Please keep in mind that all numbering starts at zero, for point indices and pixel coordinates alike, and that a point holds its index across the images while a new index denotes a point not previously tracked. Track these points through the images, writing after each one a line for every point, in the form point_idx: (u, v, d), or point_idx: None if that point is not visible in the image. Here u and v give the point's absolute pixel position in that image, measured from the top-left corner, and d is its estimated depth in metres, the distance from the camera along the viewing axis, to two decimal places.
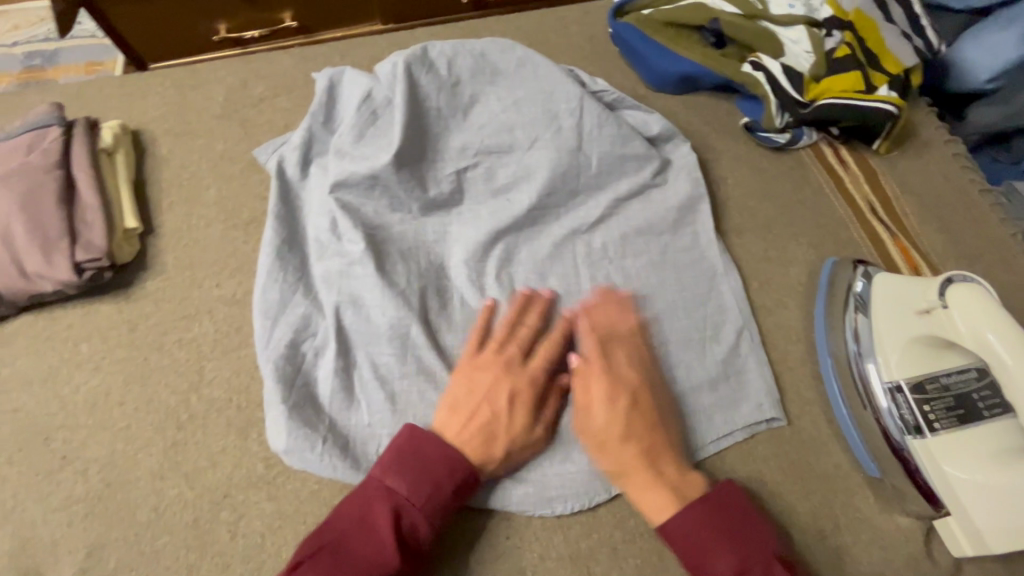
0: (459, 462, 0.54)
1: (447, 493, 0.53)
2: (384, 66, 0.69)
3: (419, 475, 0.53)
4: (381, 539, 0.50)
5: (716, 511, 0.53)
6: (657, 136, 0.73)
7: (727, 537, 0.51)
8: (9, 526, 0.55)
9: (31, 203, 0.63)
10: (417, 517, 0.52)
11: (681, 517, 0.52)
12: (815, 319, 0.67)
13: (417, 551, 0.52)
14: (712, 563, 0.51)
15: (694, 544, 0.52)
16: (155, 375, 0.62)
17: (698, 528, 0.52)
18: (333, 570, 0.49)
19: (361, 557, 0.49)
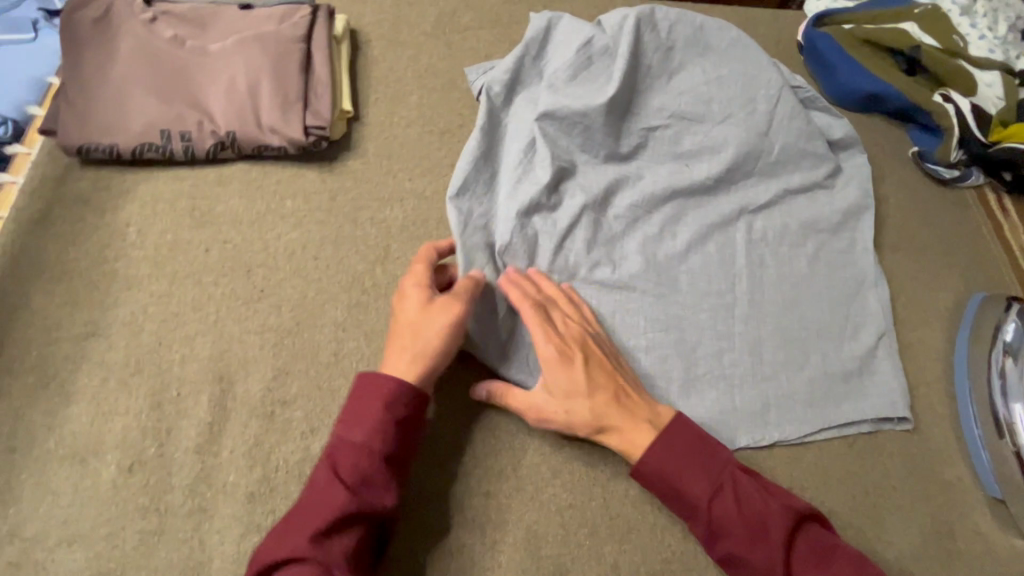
0: (381, 389, 0.52)
1: (378, 419, 0.51)
2: (612, 17, 0.74)
3: (349, 416, 0.52)
4: (324, 489, 0.48)
5: (671, 445, 0.53)
6: (837, 141, 0.77)
7: (693, 463, 0.53)
8: (209, 336, 0.62)
9: (280, 66, 0.70)
10: (355, 456, 0.50)
11: (653, 458, 0.53)
12: (957, 344, 0.69)
13: (371, 487, 0.49)
14: (688, 492, 0.52)
15: (667, 478, 0.53)
16: (347, 243, 0.68)
17: (669, 462, 0.52)
18: (286, 530, 0.47)
19: (310, 510, 0.48)
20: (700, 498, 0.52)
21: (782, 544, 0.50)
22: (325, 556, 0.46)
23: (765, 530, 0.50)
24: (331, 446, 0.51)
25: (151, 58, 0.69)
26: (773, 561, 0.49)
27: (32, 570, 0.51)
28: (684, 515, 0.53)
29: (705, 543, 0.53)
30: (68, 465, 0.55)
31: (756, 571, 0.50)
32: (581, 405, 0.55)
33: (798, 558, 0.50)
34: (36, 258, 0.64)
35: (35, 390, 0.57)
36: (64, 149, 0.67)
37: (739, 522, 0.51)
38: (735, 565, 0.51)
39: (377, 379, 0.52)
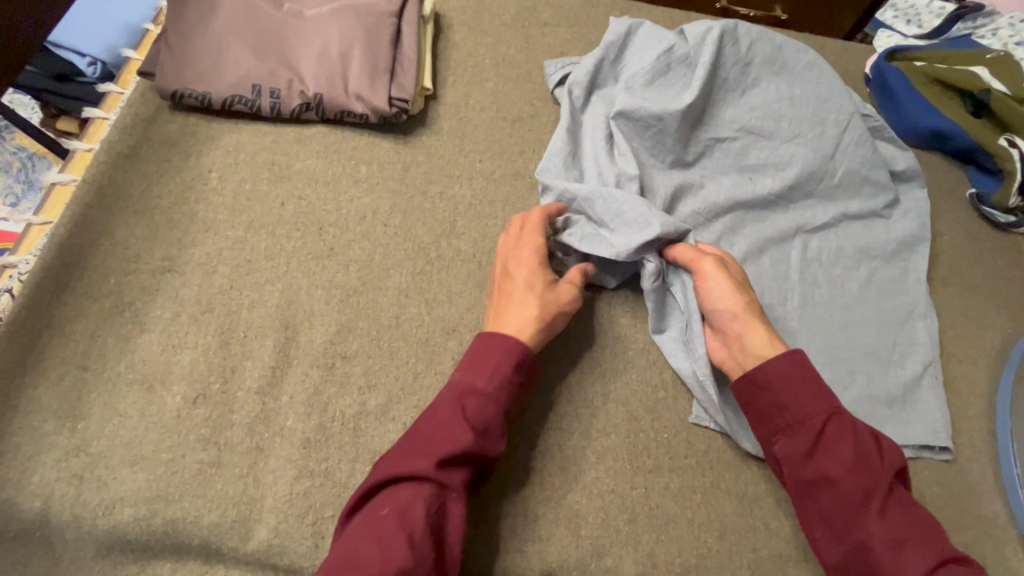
0: (502, 342, 0.55)
1: (506, 372, 0.54)
2: (696, 27, 0.76)
3: (479, 362, 0.55)
4: (449, 422, 0.51)
5: (795, 368, 0.55)
6: (900, 172, 0.78)
7: (810, 390, 0.54)
8: (278, 285, 0.63)
9: (372, 38, 0.73)
10: (482, 401, 0.53)
11: (782, 364, 0.55)
12: (1001, 383, 0.70)
13: (492, 433, 0.52)
14: (804, 407, 0.54)
15: (788, 387, 0.55)
16: (416, 213, 0.70)
17: (797, 374, 0.55)
18: (410, 450, 0.50)
19: (436, 438, 0.51)
20: (814, 415, 0.53)
21: (887, 478, 0.51)
22: (445, 481, 0.49)
23: (872, 461, 0.51)
24: (456, 387, 0.54)
25: (252, 18, 0.72)
26: (873, 490, 0.50)
27: (96, 484, 0.53)
28: (783, 435, 0.55)
29: (798, 464, 0.53)
30: (136, 390, 0.57)
31: (849, 496, 0.50)
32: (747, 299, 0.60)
33: (895, 498, 0.51)
34: (122, 191, 0.66)
35: (111, 315, 0.60)
36: (159, 93, 0.70)
37: (848, 446, 0.52)
38: (823, 490, 0.52)
39: (502, 333, 0.56)
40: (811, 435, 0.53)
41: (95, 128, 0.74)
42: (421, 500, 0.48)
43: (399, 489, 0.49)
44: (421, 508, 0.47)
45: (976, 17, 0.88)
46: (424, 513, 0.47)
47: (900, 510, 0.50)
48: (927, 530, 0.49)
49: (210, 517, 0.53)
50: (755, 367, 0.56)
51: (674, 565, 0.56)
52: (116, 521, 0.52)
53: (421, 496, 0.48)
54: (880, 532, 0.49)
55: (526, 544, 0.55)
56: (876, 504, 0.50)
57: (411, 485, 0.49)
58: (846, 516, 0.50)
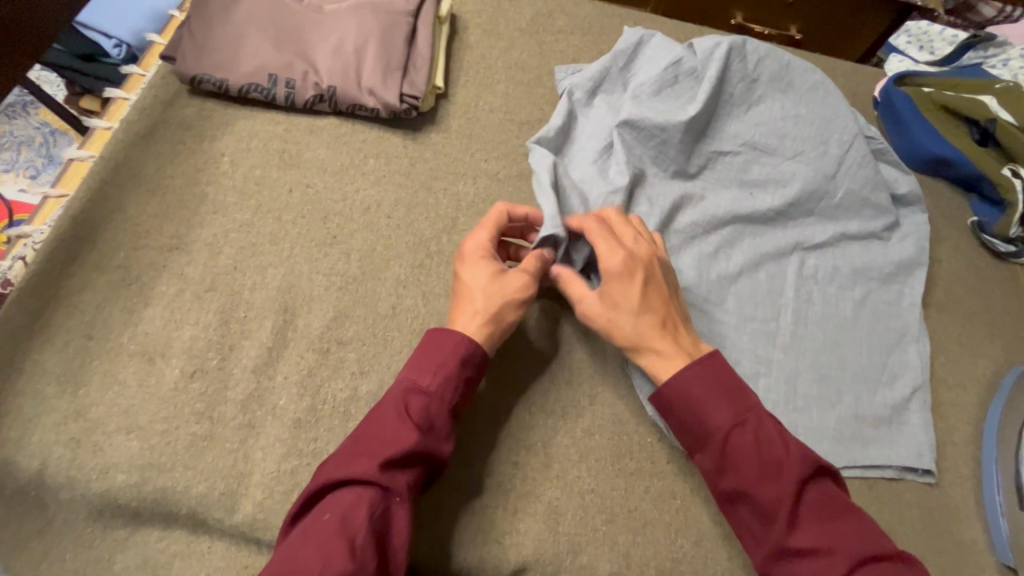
0: (445, 339, 0.55)
1: (451, 370, 0.54)
2: (705, 41, 0.77)
3: (422, 361, 0.55)
4: (393, 424, 0.51)
5: (698, 375, 0.54)
6: (902, 196, 0.79)
7: (719, 398, 0.53)
8: (281, 269, 0.65)
9: (387, 36, 0.75)
10: (428, 400, 0.53)
11: (682, 376, 0.54)
12: (990, 411, 0.70)
13: (437, 433, 0.52)
14: (708, 418, 0.53)
15: (692, 399, 0.54)
16: (419, 207, 0.72)
17: (698, 384, 0.53)
18: (352, 453, 0.49)
19: (379, 438, 0.50)
20: (719, 427, 0.52)
21: (794, 485, 0.49)
22: (389, 484, 0.48)
23: (780, 469, 0.50)
24: (400, 389, 0.54)
25: (273, 10, 0.75)
26: (782, 499, 0.49)
27: (91, 449, 0.55)
28: (698, 448, 0.54)
29: (712, 477, 0.52)
30: (137, 360, 0.59)
31: (762, 507, 0.49)
32: (621, 333, 0.57)
33: (809, 505, 0.49)
34: (137, 169, 0.68)
35: (118, 288, 0.62)
36: (179, 77, 0.73)
37: (754, 455, 0.50)
38: (741, 502, 0.51)
39: (444, 331, 0.56)
40: (718, 448, 0.52)
41: (116, 107, 0.76)
42: (365, 503, 0.46)
43: (341, 495, 0.47)
44: (363, 511, 0.46)
45: (988, 46, 0.89)
46: (367, 517, 0.46)
47: (815, 517, 0.48)
48: (843, 534, 0.48)
49: (199, 488, 0.54)
50: (660, 387, 0.55)
51: (648, 567, 0.57)
52: (109, 486, 0.54)
53: (365, 499, 0.47)
54: (792, 543, 0.48)
55: (503, 536, 0.57)
56: (787, 515, 0.48)
57: (353, 489, 0.47)
58: (763, 528, 0.50)
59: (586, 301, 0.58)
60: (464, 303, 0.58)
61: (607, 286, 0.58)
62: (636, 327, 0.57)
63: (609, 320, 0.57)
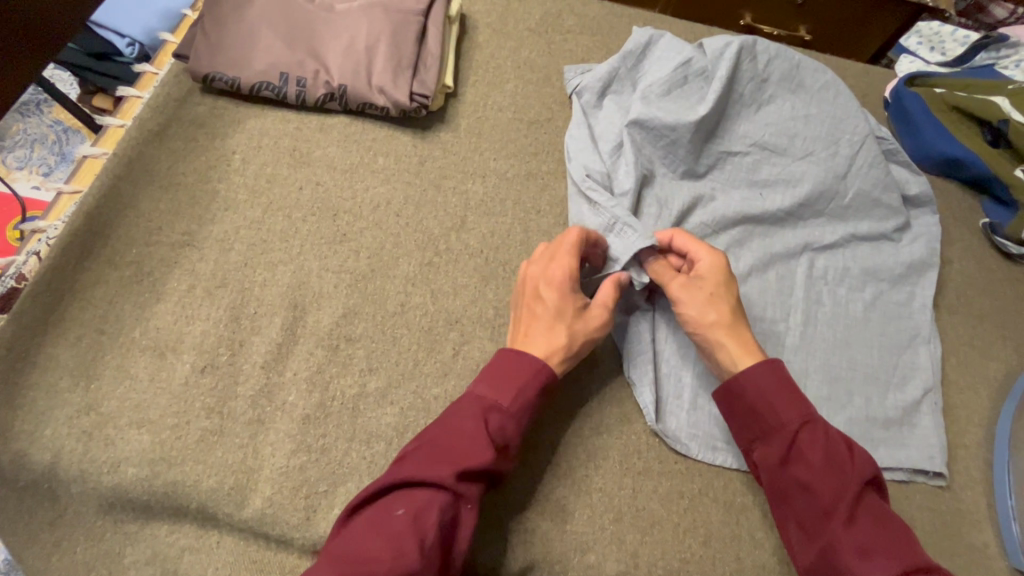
0: (527, 365, 0.55)
1: (529, 393, 0.54)
2: (715, 41, 0.77)
3: (502, 379, 0.54)
4: (471, 437, 0.50)
5: (771, 375, 0.55)
6: (913, 197, 0.78)
7: (788, 397, 0.54)
8: (291, 266, 0.66)
9: (397, 35, 0.75)
10: (505, 418, 0.52)
11: (757, 371, 0.55)
12: (1002, 414, 0.69)
13: (508, 449, 0.53)
14: (778, 413, 0.54)
15: (763, 394, 0.54)
16: (428, 206, 0.72)
17: (771, 380, 0.54)
18: (429, 456, 0.50)
19: (457, 448, 0.50)
20: (787, 424, 0.53)
21: (857, 485, 0.50)
22: (460, 492, 0.49)
23: (843, 469, 0.51)
24: (478, 401, 0.53)
25: (285, 9, 0.75)
26: (842, 497, 0.50)
27: (103, 442, 0.55)
28: (760, 441, 0.55)
29: (773, 470, 0.53)
30: (148, 355, 0.59)
31: (820, 503, 0.50)
32: (717, 313, 0.58)
33: (865, 507, 0.50)
34: (149, 166, 0.69)
35: (130, 283, 0.62)
36: (191, 75, 0.73)
37: (820, 454, 0.51)
38: (796, 496, 0.52)
39: (525, 356, 0.55)
40: (784, 442, 0.53)
41: (129, 105, 0.77)
42: (437, 506, 0.48)
43: (412, 493, 0.48)
44: (434, 514, 0.47)
45: (1000, 47, 0.88)
46: (437, 520, 0.47)
47: (870, 519, 0.49)
48: (897, 540, 0.49)
49: (208, 482, 0.55)
50: (731, 380, 0.56)
51: (656, 566, 0.57)
52: (120, 479, 0.54)
53: (437, 502, 0.48)
54: (846, 540, 0.49)
55: (511, 534, 0.57)
56: (845, 512, 0.49)
57: (425, 490, 0.48)
58: (816, 522, 0.51)
59: (685, 281, 0.61)
60: (548, 332, 0.57)
61: (706, 272, 0.60)
62: (731, 311, 0.59)
63: (709, 298, 0.59)
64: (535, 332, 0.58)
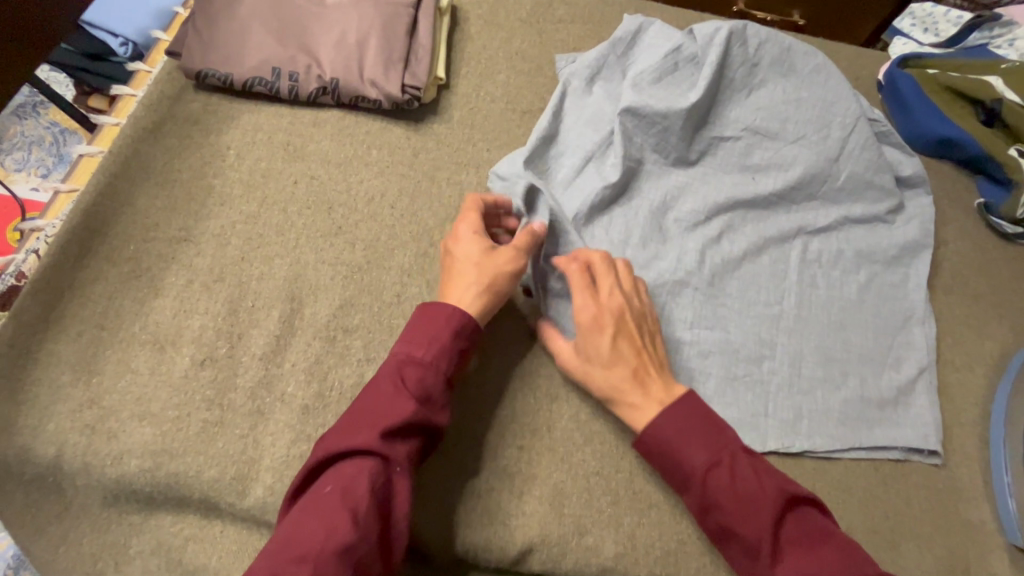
0: (442, 314, 0.56)
1: (446, 341, 0.55)
2: (705, 27, 0.77)
3: (415, 334, 0.55)
4: (391, 397, 0.51)
5: (673, 421, 0.55)
6: (906, 178, 0.78)
7: (694, 438, 0.54)
8: (287, 260, 0.66)
9: (388, 27, 0.75)
10: (421, 369, 0.53)
11: (659, 422, 0.55)
12: (997, 392, 0.69)
13: (433, 402, 0.53)
14: (685, 462, 0.54)
15: (669, 446, 0.54)
16: (422, 197, 0.72)
17: (672, 430, 0.54)
18: (352, 427, 0.50)
19: (379, 410, 0.51)
20: (695, 470, 0.53)
21: (773, 520, 0.50)
22: (388, 454, 0.49)
23: (757, 508, 0.50)
24: (394, 360, 0.54)
25: (275, 5, 0.76)
26: (762, 536, 0.50)
27: (105, 436, 0.56)
28: (682, 492, 0.55)
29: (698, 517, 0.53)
30: (149, 349, 0.60)
31: (747, 544, 0.50)
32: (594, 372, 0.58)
33: (789, 537, 0.50)
34: (145, 163, 0.70)
35: (128, 279, 0.63)
36: (184, 72, 0.74)
37: (731, 497, 0.51)
38: (728, 540, 0.52)
39: (441, 307, 0.57)
40: (697, 495, 0.53)
41: (124, 103, 0.77)
42: (366, 473, 0.47)
43: (341, 466, 0.48)
44: (365, 481, 0.47)
45: (993, 26, 0.88)
46: (368, 487, 0.47)
47: (795, 546, 0.50)
48: (828, 561, 0.49)
49: (210, 473, 0.55)
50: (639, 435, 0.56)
51: (654, 547, 0.57)
52: (123, 471, 0.55)
53: (365, 468, 0.48)
54: None
55: (508, 518, 0.57)
56: (768, 551, 0.49)
57: (354, 459, 0.49)
58: (749, 561, 0.51)
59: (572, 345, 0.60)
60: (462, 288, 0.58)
61: (583, 337, 0.59)
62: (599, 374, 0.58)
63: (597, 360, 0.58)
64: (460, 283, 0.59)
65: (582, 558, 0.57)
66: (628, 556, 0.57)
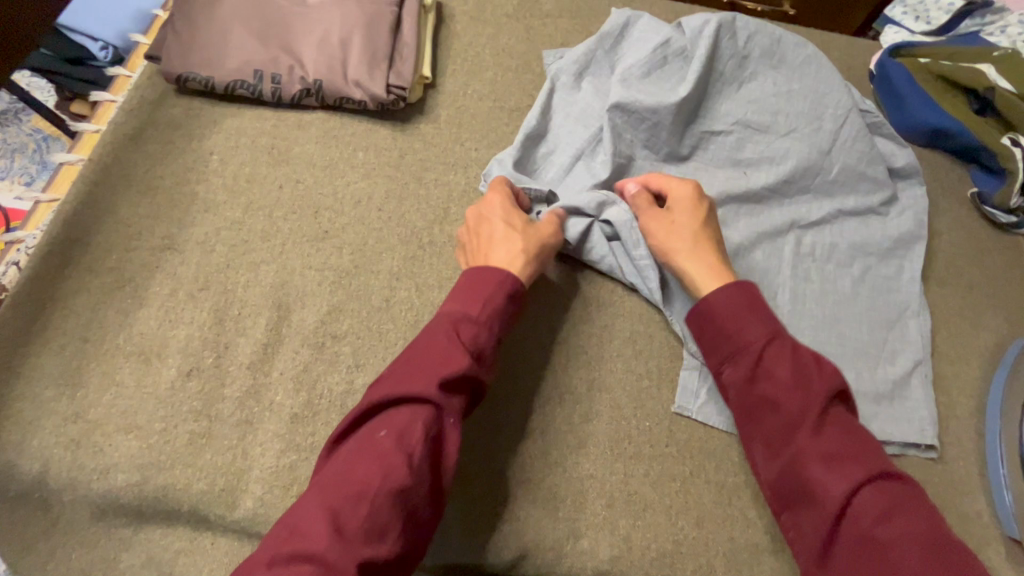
0: (490, 275, 0.56)
1: (497, 300, 0.55)
2: (693, 20, 0.76)
3: (468, 293, 0.55)
4: (447, 349, 0.51)
5: (741, 295, 0.56)
6: (900, 169, 0.78)
7: (753, 315, 0.55)
8: (273, 266, 0.65)
9: (371, 26, 0.74)
10: (475, 326, 0.53)
11: (729, 293, 0.57)
12: (993, 384, 0.69)
13: (485, 358, 0.53)
14: (744, 333, 0.55)
15: (732, 316, 0.56)
16: (410, 199, 0.71)
17: (738, 301, 0.55)
18: (407, 374, 0.50)
19: (433, 361, 0.50)
20: (753, 341, 0.54)
21: (821, 399, 0.50)
22: (441, 405, 0.49)
23: (810, 385, 0.51)
24: (448, 314, 0.54)
25: (256, 5, 0.74)
26: (807, 408, 0.50)
27: (91, 450, 0.55)
28: (727, 361, 0.55)
29: (742, 389, 0.54)
30: (134, 361, 0.59)
31: (788, 416, 0.51)
32: (683, 237, 0.62)
33: (830, 420, 0.50)
34: (127, 170, 0.68)
35: (111, 289, 0.62)
36: (164, 76, 0.72)
37: (786, 368, 0.52)
38: (766, 414, 0.52)
39: (492, 269, 0.57)
40: (749, 361, 0.54)
41: (103, 109, 0.76)
42: (420, 422, 0.47)
43: (395, 412, 0.48)
44: (419, 430, 0.47)
45: (984, 13, 0.87)
46: (422, 436, 0.46)
47: (834, 429, 0.50)
48: (861, 447, 0.49)
49: (199, 485, 0.55)
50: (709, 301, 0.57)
51: (649, 550, 0.57)
52: (110, 485, 0.54)
53: (420, 418, 0.47)
54: (812, 448, 0.49)
55: (503, 523, 0.57)
56: (809, 425, 0.50)
57: (407, 407, 0.48)
58: (784, 436, 0.51)
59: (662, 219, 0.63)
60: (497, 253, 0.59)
61: (673, 205, 0.64)
62: (690, 234, 0.62)
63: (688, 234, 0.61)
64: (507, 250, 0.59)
65: (577, 562, 0.56)
66: (624, 557, 0.56)
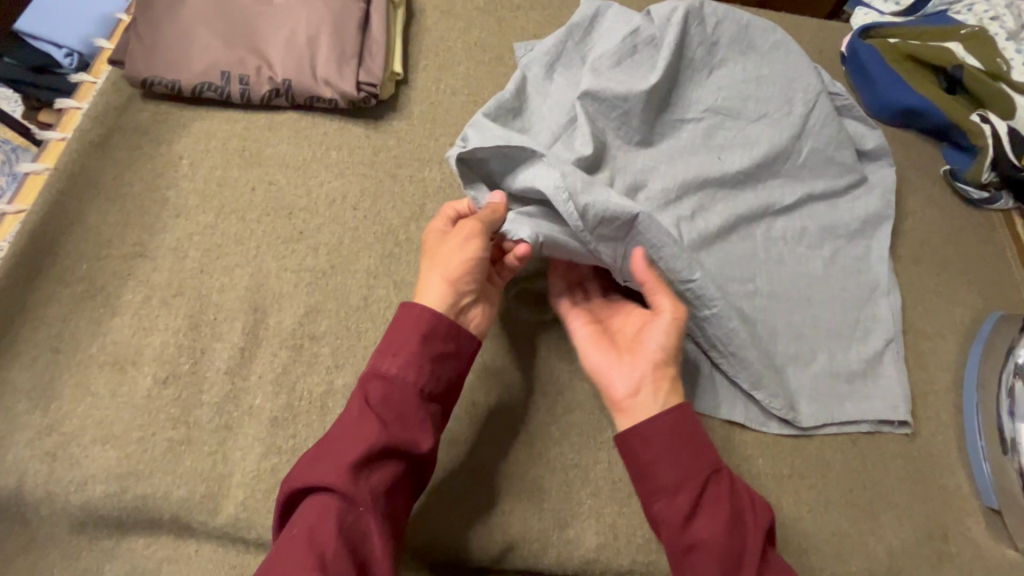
0: (409, 320, 0.54)
1: (411, 351, 0.53)
2: (662, 7, 0.76)
3: (387, 346, 0.54)
4: (358, 424, 0.50)
5: (683, 430, 0.53)
6: (869, 151, 0.78)
7: (688, 450, 0.53)
8: (248, 269, 0.64)
9: (339, 23, 0.73)
10: (387, 388, 0.52)
11: (667, 417, 0.53)
12: (969, 357, 0.70)
13: (401, 419, 0.52)
14: (683, 468, 0.52)
15: (669, 447, 0.53)
16: (385, 196, 0.71)
17: (677, 432, 0.53)
18: (321, 458, 0.50)
19: (346, 439, 0.50)
20: (692, 477, 0.52)
21: (758, 539, 0.51)
22: (355, 488, 0.48)
23: (744, 524, 0.51)
24: (364, 377, 0.54)
25: (220, 6, 0.73)
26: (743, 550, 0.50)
27: (67, 462, 0.55)
28: (662, 495, 0.52)
29: (679, 526, 0.51)
30: (108, 371, 0.58)
31: (721, 554, 0.50)
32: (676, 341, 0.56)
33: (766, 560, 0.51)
34: (94, 178, 0.67)
35: (83, 299, 0.61)
36: (130, 81, 0.71)
37: (724, 506, 0.51)
38: (701, 556, 0.50)
39: (410, 309, 0.55)
40: (688, 501, 0.51)
41: (69, 116, 0.74)
42: (332, 513, 0.47)
43: (310, 504, 0.48)
44: (331, 522, 0.47)
45: None
46: (334, 529, 0.46)
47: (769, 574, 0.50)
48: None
49: (179, 492, 0.54)
50: (650, 419, 0.53)
51: (636, 535, 0.57)
52: (88, 497, 0.54)
53: (331, 510, 0.47)
54: None
55: (488, 517, 0.57)
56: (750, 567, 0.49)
57: (321, 497, 0.48)
58: None
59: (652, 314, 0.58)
60: (427, 277, 0.57)
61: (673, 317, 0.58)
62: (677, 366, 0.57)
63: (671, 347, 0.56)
64: (429, 276, 0.57)
65: (564, 551, 0.56)
66: (610, 545, 0.57)
